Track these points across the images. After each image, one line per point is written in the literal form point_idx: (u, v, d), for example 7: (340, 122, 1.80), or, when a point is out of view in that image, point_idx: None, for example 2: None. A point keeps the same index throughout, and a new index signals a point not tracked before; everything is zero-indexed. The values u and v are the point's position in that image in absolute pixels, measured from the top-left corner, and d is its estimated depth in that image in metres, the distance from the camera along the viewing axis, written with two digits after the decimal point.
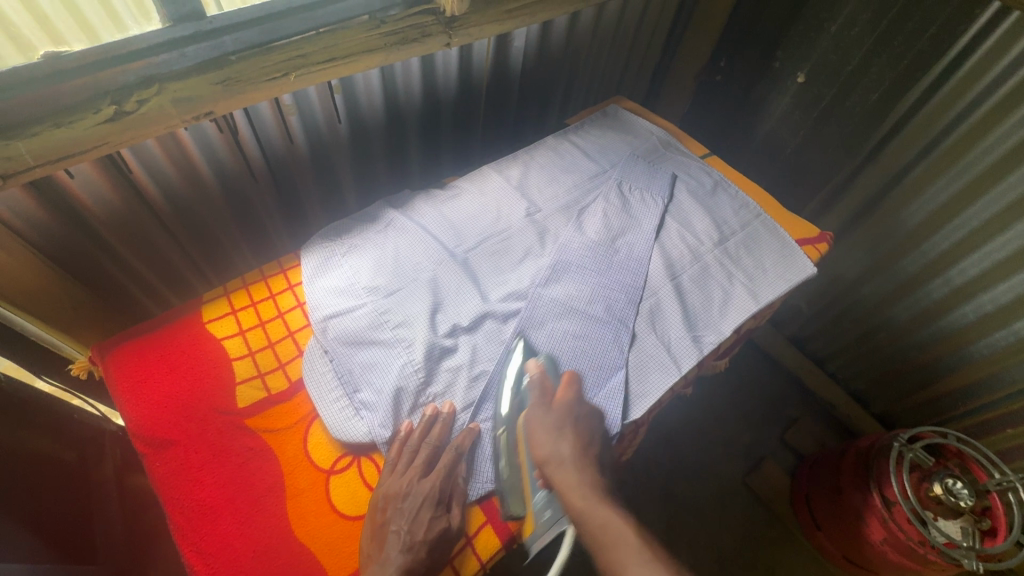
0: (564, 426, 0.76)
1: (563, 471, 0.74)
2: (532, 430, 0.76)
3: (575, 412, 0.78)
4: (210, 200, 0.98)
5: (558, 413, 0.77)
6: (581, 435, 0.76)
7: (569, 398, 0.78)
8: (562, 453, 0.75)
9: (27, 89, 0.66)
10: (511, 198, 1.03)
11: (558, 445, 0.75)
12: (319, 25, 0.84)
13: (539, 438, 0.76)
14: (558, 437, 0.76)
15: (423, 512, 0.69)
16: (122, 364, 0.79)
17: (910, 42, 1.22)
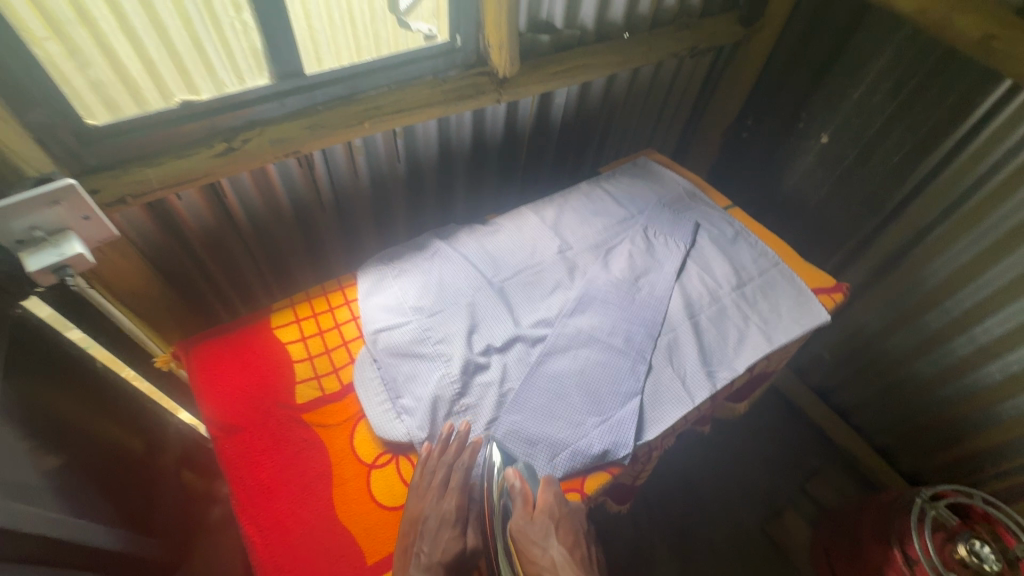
0: (550, 534, 0.76)
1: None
2: (522, 537, 0.76)
3: (556, 514, 0.77)
4: (283, 222, 1.13)
5: (542, 523, 0.76)
6: (569, 537, 0.76)
7: (552, 504, 0.78)
8: (553, 561, 0.74)
9: (163, 127, 0.83)
10: (545, 236, 1.14)
11: (549, 556, 0.75)
12: (391, 83, 0.99)
13: (533, 545, 0.75)
14: (546, 546, 0.75)
15: (445, 531, 0.75)
16: (204, 357, 0.92)
17: (928, 111, 1.30)
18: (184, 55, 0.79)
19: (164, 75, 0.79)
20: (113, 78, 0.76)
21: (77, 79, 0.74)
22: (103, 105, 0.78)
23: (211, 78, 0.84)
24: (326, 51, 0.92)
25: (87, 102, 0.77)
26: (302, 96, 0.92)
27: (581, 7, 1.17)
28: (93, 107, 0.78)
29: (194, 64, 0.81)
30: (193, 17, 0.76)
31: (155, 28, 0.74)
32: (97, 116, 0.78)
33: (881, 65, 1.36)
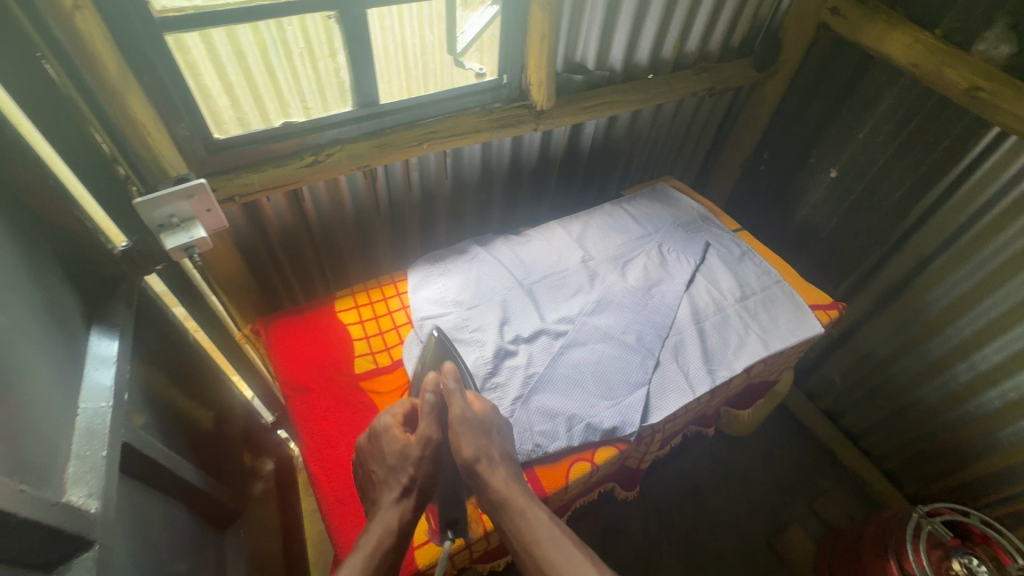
0: (491, 432, 0.85)
1: (494, 469, 0.81)
2: (458, 435, 0.82)
3: (492, 417, 0.87)
4: (345, 224, 1.32)
5: (482, 420, 0.85)
6: (502, 441, 0.86)
7: (484, 409, 0.87)
8: (491, 455, 0.82)
9: (267, 142, 1.03)
10: (570, 247, 1.30)
11: (487, 448, 0.82)
12: (448, 112, 1.18)
13: (466, 435, 0.82)
14: (488, 438, 0.83)
15: (390, 452, 0.81)
16: (279, 331, 1.10)
17: (927, 151, 1.42)
18: (288, 87, 0.99)
19: (274, 102, 1.00)
20: (238, 103, 0.96)
21: (211, 104, 0.95)
22: (226, 123, 0.99)
23: (308, 110, 1.05)
24: (384, 77, 1.08)
25: (213, 121, 0.97)
26: (375, 120, 1.12)
27: (610, 52, 1.35)
28: (218, 124, 0.98)
29: (295, 93, 1.01)
30: (299, 56, 0.97)
31: (269, 65, 0.94)
32: (221, 131, 0.99)
33: (884, 108, 1.49)
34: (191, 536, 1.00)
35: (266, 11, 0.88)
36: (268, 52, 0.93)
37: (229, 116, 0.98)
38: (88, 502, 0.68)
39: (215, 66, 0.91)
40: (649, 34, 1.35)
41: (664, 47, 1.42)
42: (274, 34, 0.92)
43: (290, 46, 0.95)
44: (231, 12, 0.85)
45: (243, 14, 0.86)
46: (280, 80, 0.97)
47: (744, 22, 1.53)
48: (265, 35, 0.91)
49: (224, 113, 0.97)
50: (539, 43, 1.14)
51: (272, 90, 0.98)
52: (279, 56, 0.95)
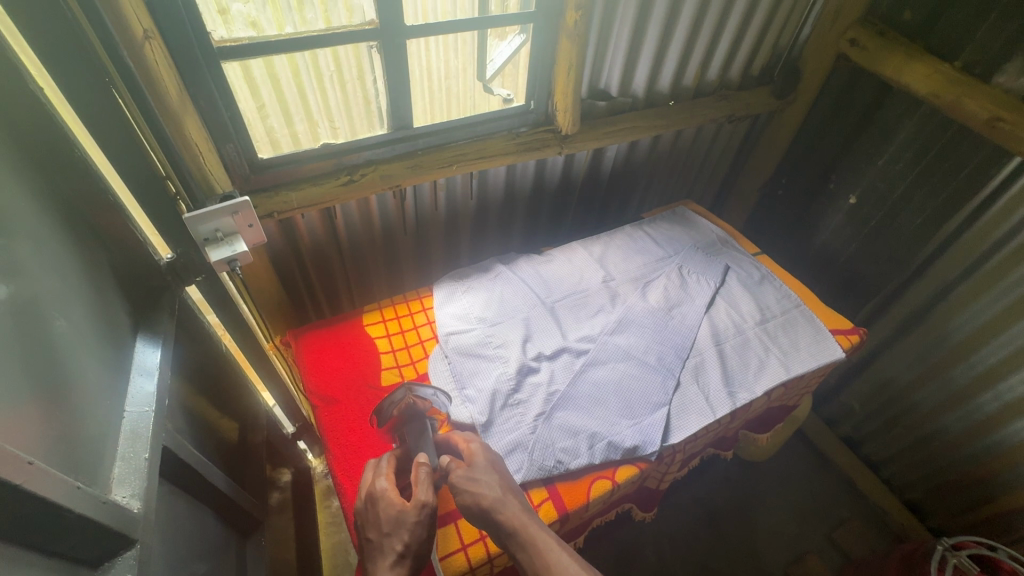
0: (493, 470, 0.85)
1: (506, 507, 0.79)
2: (462, 493, 0.81)
3: (493, 461, 0.88)
4: (374, 240, 1.36)
5: (480, 463, 0.85)
6: (504, 479, 0.85)
7: (478, 453, 0.88)
8: (497, 492, 0.81)
9: (306, 163, 1.08)
10: (592, 268, 1.33)
11: (493, 490, 0.81)
12: (476, 135, 1.23)
13: (470, 487, 0.82)
14: (490, 476, 0.84)
15: (387, 519, 0.78)
16: (307, 345, 1.13)
17: (947, 179, 1.44)
18: (322, 108, 1.04)
19: (315, 123, 1.05)
20: (277, 125, 1.02)
21: (258, 125, 1.01)
22: (270, 143, 1.04)
23: (347, 132, 1.10)
24: (419, 99, 1.13)
25: (259, 141, 1.03)
26: (408, 141, 1.16)
27: (633, 80, 1.40)
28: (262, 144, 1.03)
29: (335, 115, 1.06)
30: (333, 80, 1.02)
31: (302, 88, 1.00)
32: (264, 151, 1.04)
33: (904, 137, 1.51)
34: (216, 542, 1.03)
35: (309, 42, 0.93)
36: (313, 76, 0.99)
37: (273, 136, 1.03)
38: (131, 502, 0.72)
39: (264, 89, 0.97)
40: (672, 62, 1.39)
41: (686, 75, 1.47)
42: (320, 60, 0.98)
43: (322, 70, 0.99)
44: (283, 41, 0.91)
45: (294, 42, 0.92)
46: (315, 104, 1.03)
47: (764, 51, 1.57)
48: (300, 60, 0.96)
49: (269, 134, 1.03)
50: (567, 71, 1.18)
51: (312, 112, 1.03)
52: (323, 80, 1.00)
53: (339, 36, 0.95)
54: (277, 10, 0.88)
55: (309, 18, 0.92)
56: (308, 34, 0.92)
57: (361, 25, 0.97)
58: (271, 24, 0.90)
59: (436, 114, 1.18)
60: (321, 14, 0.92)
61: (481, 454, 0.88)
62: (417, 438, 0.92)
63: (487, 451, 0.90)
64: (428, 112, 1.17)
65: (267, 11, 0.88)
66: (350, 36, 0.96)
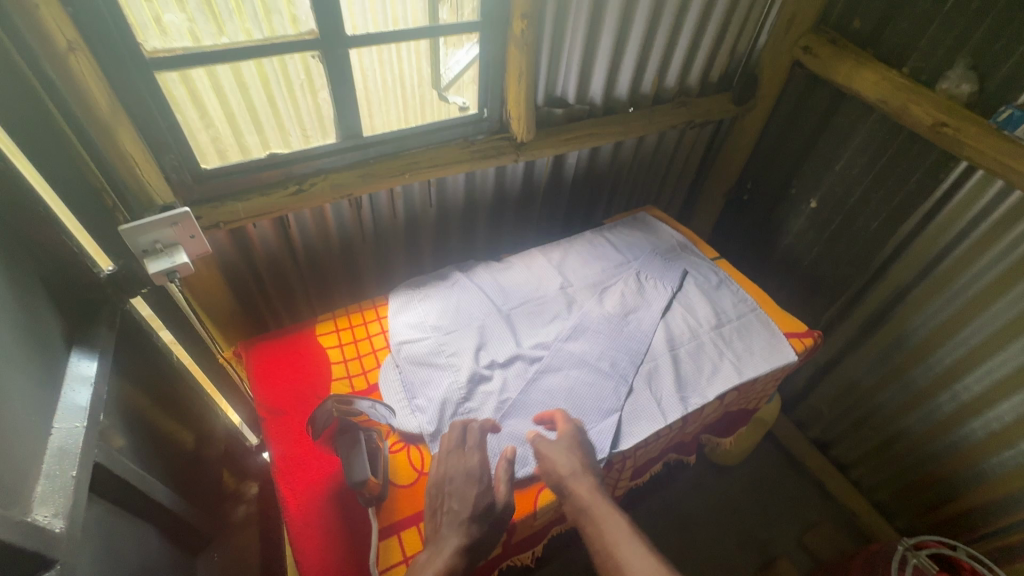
0: (576, 448, 0.97)
1: (578, 482, 0.92)
2: (544, 462, 0.95)
3: (577, 437, 0.99)
4: (330, 249, 1.35)
5: (565, 441, 0.97)
6: (584, 455, 0.96)
7: (566, 431, 0.99)
8: (574, 469, 0.93)
9: (250, 172, 1.06)
10: (550, 274, 1.33)
11: (571, 464, 0.94)
12: (430, 143, 1.23)
13: (554, 459, 0.95)
14: (571, 455, 0.95)
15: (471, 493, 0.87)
16: (259, 356, 1.12)
17: (900, 183, 1.46)
18: (277, 118, 1.04)
19: (263, 133, 1.05)
20: (222, 135, 1.01)
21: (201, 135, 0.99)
22: (216, 154, 1.03)
23: (297, 142, 1.10)
24: (376, 110, 1.14)
25: (205, 151, 1.02)
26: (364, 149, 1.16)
27: (590, 87, 1.41)
28: (206, 153, 1.02)
29: (281, 124, 1.06)
30: (292, 90, 1.03)
31: (258, 98, 1.00)
32: (208, 161, 1.03)
33: (857, 142, 1.53)
34: (163, 561, 1.01)
35: (248, 52, 0.93)
36: (259, 86, 0.99)
37: (218, 146, 1.02)
38: (53, 522, 0.69)
39: (204, 100, 0.96)
40: (628, 69, 1.41)
41: (643, 82, 1.48)
42: (266, 71, 0.98)
43: (280, 81, 1.00)
44: (220, 52, 0.91)
45: (231, 52, 0.91)
46: (263, 113, 1.02)
47: (722, 59, 1.59)
48: (255, 71, 0.97)
49: (212, 144, 1.02)
50: (518, 80, 1.19)
51: (269, 122, 1.04)
52: (276, 90, 1.01)
53: (279, 46, 0.95)
54: (211, 19, 0.88)
55: (246, 28, 0.91)
56: (245, 44, 0.92)
57: (302, 34, 0.97)
58: (205, 34, 0.89)
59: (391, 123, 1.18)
60: (258, 23, 0.92)
61: (566, 424, 1.01)
62: (352, 455, 0.88)
63: (576, 428, 1.01)
64: (385, 122, 1.17)
65: (201, 21, 0.87)
66: (291, 46, 0.96)
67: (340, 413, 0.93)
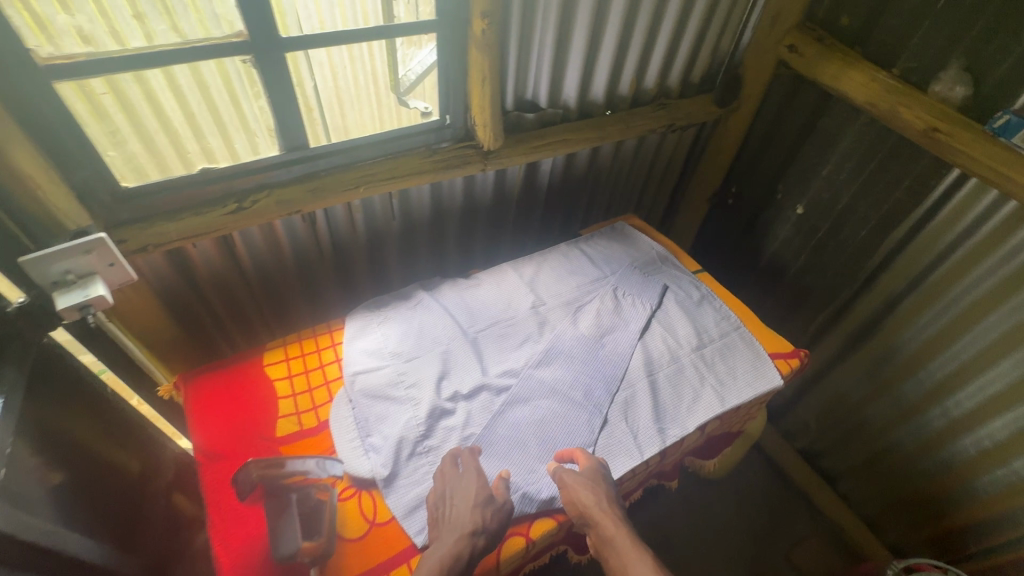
0: (601, 483, 0.90)
1: (602, 516, 0.86)
2: (567, 494, 0.89)
3: (600, 473, 0.92)
4: (285, 267, 1.25)
5: (589, 475, 0.91)
6: (608, 490, 0.90)
7: (589, 466, 0.92)
8: (598, 506, 0.87)
9: (182, 190, 0.96)
10: (521, 292, 1.24)
11: (596, 499, 0.88)
12: (387, 153, 1.13)
13: (580, 492, 0.89)
14: (596, 490, 0.89)
15: (477, 492, 0.85)
16: (198, 391, 1.02)
17: (889, 190, 1.39)
18: (207, 129, 0.94)
19: (193, 146, 0.94)
20: (144, 151, 0.91)
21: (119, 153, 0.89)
22: (141, 172, 0.93)
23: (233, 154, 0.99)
24: (349, 109, 1.06)
25: (128, 172, 0.92)
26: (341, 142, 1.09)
27: (563, 89, 1.31)
28: (128, 172, 0.92)
29: (213, 136, 0.95)
30: (222, 99, 0.92)
31: (182, 107, 0.89)
32: (130, 179, 0.92)
33: (845, 146, 1.45)
34: None
35: (164, 58, 0.82)
36: (182, 94, 0.88)
37: (140, 164, 0.92)
38: None
39: (120, 113, 0.86)
40: (603, 71, 1.32)
41: (620, 84, 1.39)
42: (189, 78, 0.87)
43: (208, 88, 0.90)
44: (130, 58, 0.80)
45: (141, 58, 0.81)
46: (189, 125, 0.91)
47: (703, 58, 1.50)
48: (177, 78, 0.86)
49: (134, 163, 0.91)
50: (481, 85, 1.09)
51: (198, 134, 0.93)
52: (203, 100, 0.90)
53: (198, 52, 0.84)
54: (118, 21, 0.78)
55: (160, 31, 0.81)
56: (158, 49, 0.81)
57: (227, 38, 0.86)
58: (112, 38, 0.79)
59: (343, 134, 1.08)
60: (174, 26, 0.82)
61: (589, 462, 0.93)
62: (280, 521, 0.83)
63: (600, 463, 0.94)
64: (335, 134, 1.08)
65: (106, 23, 0.77)
66: (213, 51, 0.85)
67: (265, 477, 0.86)
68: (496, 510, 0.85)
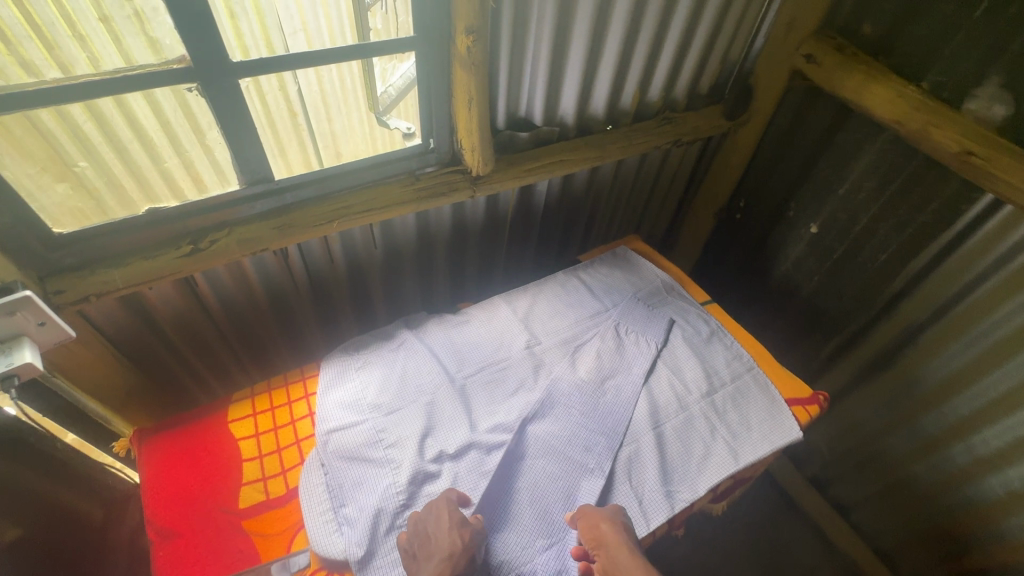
0: (623, 522, 0.85)
1: (616, 544, 0.80)
2: (586, 522, 0.84)
3: (624, 518, 0.86)
4: (256, 304, 1.14)
5: (614, 512, 0.87)
6: (627, 528, 0.84)
7: (618, 509, 0.88)
8: (615, 536, 0.82)
9: (130, 233, 0.86)
10: (515, 329, 1.14)
11: (616, 529, 0.83)
12: (364, 182, 1.02)
13: (600, 518, 0.84)
14: (616, 526, 0.83)
15: (449, 515, 0.79)
16: (155, 454, 0.91)
17: (913, 213, 1.28)
18: (148, 167, 0.83)
19: (133, 185, 0.83)
20: (77, 194, 0.80)
21: (69, 180, 0.78)
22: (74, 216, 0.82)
23: (191, 184, 0.88)
24: (336, 113, 0.97)
25: (83, 205, 0.82)
26: (330, 148, 0.99)
27: (560, 105, 1.20)
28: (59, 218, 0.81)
29: (156, 173, 0.84)
30: (163, 132, 0.81)
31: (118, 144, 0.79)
32: (62, 225, 0.81)
33: (865, 164, 1.34)
34: None
35: (94, 89, 0.71)
36: (116, 129, 0.77)
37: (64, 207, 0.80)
38: None
39: (63, 135, 0.75)
40: (603, 84, 1.20)
41: (622, 97, 1.28)
42: (121, 110, 0.76)
43: (146, 121, 0.79)
44: (53, 91, 0.69)
45: (58, 91, 0.69)
46: (127, 163, 0.81)
47: (712, 67, 1.38)
48: (109, 111, 0.76)
49: (87, 189, 0.80)
50: (467, 106, 0.98)
51: (138, 172, 0.82)
52: (142, 134, 0.80)
53: (126, 83, 0.73)
54: (50, 34, 0.67)
55: (87, 57, 0.71)
56: (78, 80, 0.70)
57: (166, 64, 0.75)
58: (41, 52, 0.68)
59: (312, 162, 0.98)
60: (116, 39, 0.71)
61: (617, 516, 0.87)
62: None
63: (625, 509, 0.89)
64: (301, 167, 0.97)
65: (34, 36, 0.66)
66: (145, 81, 0.74)
67: None
68: (473, 534, 0.78)
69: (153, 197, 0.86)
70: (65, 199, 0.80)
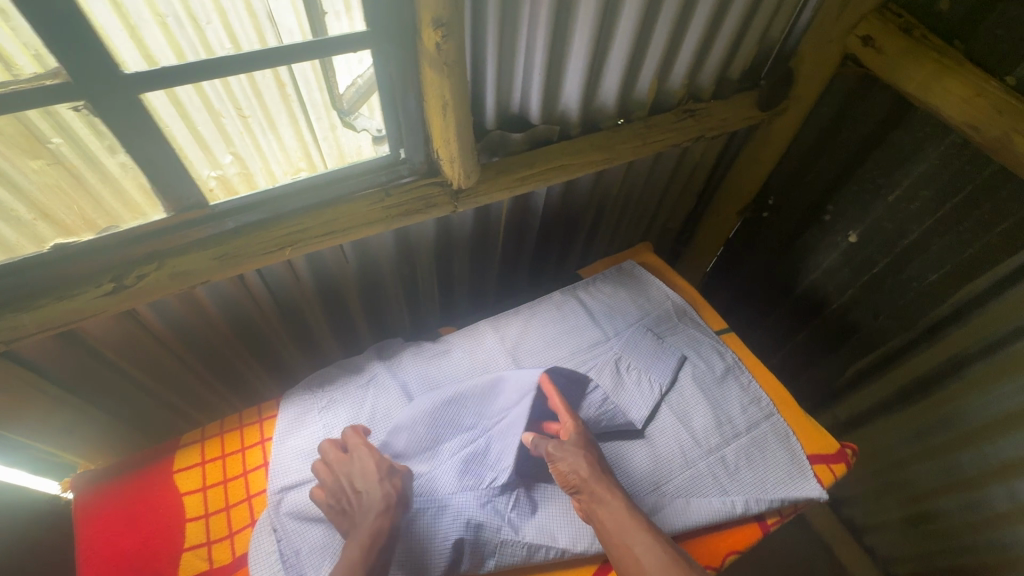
0: (588, 447, 0.84)
1: (588, 477, 0.79)
2: (551, 459, 0.82)
3: (589, 439, 0.85)
4: (217, 328, 1.01)
5: (576, 438, 0.85)
6: (594, 454, 0.83)
7: (580, 432, 0.86)
8: (581, 467, 0.80)
9: (44, 271, 0.75)
10: (500, 362, 1.01)
11: (583, 462, 0.81)
12: (322, 200, 0.88)
13: (564, 454, 0.82)
14: (585, 452, 0.83)
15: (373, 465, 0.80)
16: (94, 511, 0.84)
17: (977, 230, 1.09)
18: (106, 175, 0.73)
19: (92, 199, 0.74)
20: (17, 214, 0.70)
21: (44, 158, 0.67)
22: (46, 233, 0.74)
23: (121, 199, 0.76)
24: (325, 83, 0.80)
25: (63, 186, 0.70)
26: (323, 120, 0.84)
27: (561, 99, 1.02)
28: (33, 233, 0.73)
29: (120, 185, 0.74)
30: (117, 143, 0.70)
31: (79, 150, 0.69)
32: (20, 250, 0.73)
33: (922, 170, 1.14)
34: None
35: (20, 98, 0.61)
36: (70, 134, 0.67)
37: (35, 208, 0.71)
38: None
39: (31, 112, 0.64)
40: (613, 75, 1.01)
41: (636, 87, 1.08)
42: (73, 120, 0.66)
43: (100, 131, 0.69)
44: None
45: None
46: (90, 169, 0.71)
47: (747, 50, 1.17)
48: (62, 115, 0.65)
49: (63, 166, 0.69)
50: (440, 112, 0.81)
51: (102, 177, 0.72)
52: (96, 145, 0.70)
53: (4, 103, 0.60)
54: None
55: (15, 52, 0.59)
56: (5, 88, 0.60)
57: (33, 81, 0.61)
58: None
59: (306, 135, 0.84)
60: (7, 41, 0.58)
61: (565, 405, 0.89)
62: None
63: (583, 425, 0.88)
64: (290, 165, 0.85)
65: None
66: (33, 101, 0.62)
67: None
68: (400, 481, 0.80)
69: (99, 196, 0.74)
70: (41, 179, 0.68)
